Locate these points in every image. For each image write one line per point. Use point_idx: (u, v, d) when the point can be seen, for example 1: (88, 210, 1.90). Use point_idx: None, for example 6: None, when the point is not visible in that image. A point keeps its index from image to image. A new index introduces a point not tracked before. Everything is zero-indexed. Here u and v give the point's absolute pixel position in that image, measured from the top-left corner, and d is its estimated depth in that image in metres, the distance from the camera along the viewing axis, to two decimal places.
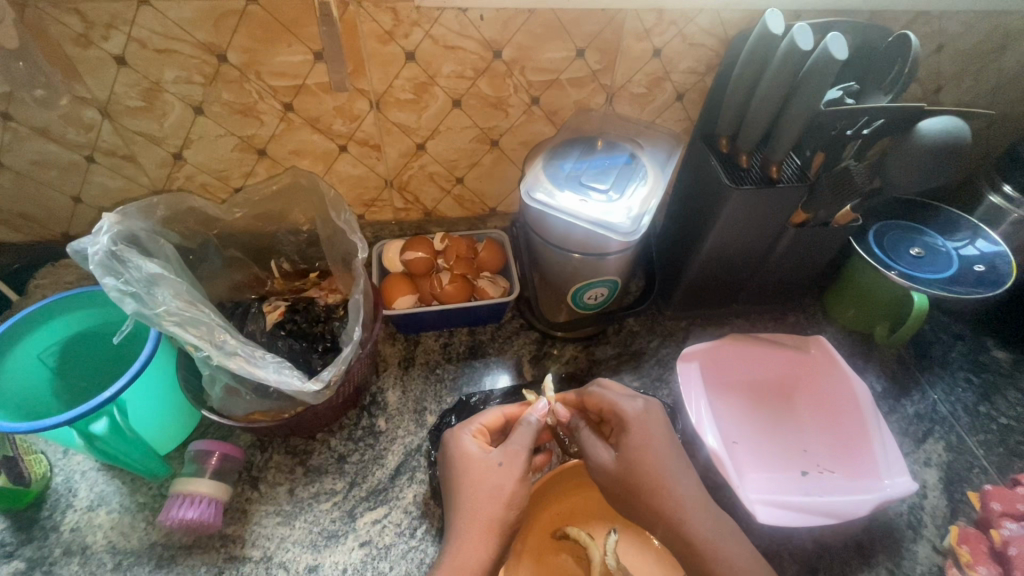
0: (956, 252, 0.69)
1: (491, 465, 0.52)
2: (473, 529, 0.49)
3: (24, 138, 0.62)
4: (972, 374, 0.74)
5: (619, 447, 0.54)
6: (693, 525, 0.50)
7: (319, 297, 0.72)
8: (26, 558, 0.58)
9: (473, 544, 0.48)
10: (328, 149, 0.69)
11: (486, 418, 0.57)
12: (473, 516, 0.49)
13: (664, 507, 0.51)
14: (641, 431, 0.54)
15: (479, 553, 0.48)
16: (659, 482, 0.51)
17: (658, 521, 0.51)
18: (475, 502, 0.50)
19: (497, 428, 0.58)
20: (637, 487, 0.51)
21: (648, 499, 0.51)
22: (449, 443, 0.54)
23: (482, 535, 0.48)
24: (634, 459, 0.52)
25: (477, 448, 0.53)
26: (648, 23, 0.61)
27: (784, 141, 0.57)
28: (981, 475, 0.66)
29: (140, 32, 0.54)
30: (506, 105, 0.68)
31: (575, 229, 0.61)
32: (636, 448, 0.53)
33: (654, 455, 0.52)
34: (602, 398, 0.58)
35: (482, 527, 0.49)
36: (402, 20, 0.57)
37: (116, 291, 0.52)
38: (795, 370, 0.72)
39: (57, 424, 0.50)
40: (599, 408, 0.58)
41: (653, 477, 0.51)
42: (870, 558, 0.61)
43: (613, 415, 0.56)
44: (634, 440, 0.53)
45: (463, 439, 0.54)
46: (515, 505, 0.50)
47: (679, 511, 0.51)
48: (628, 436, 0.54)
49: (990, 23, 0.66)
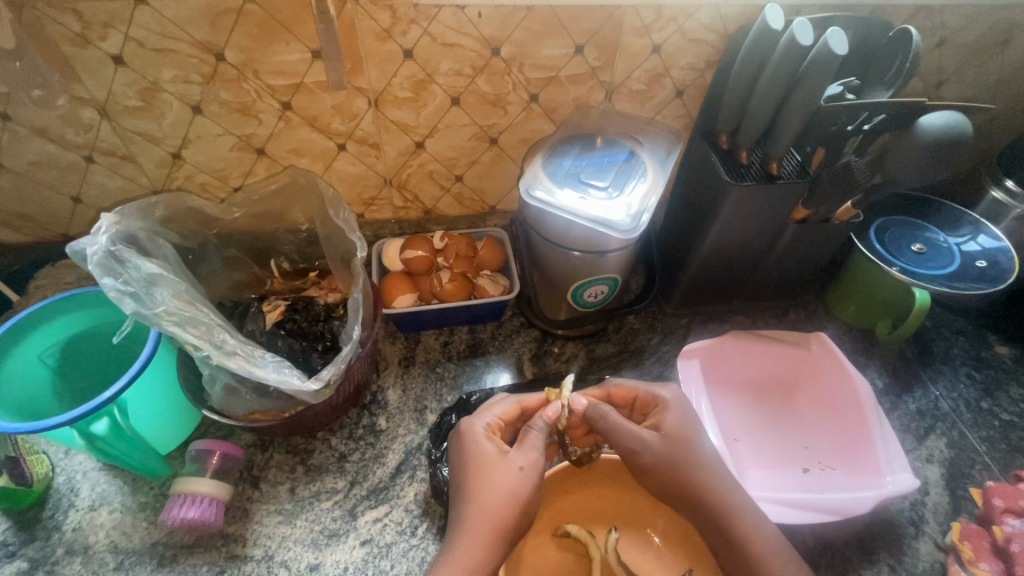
0: (958, 248, 0.68)
1: (507, 468, 0.51)
2: (477, 526, 0.48)
3: (22, 138, 0.62)
4: (974, 370, 0.74)
5: (659, 426, 0.54)
6: (727, 498, 0.51)
7: (319, 296, 0.72)
8: (30, 558, 0.58)
9: (475, 542, 0.48)
10: (327, 148, 0.69)
11: (499, 410, 0.57)
12: (480, 516, 0.49)
13: (696, 488, 0.51)
14: (680, 415, 0.55)
15: (481, 553, 0.47)
16: (698, 458, 0.52)
17: (689, 500, 0.52)
18: (478, 500, 0.50)
19: (512, 420, 0.58)
20: (674, 467, 0.52)
21: (681, 478, 0.52)
22: (467, 438, 0.54)
23: (482, 536, 0.48)
24: (674, 436, 0.53)
25: (492, 447, 0.53)
26: (647, 19, 0.61)
27: (785, 137, 0.57)
28: (984, 471, 0.66)
29: (136, 31, 0.54)
30: (505, 102, 0.68)
31: (575, 227, 0.61)
32: (672, 427, 0.54)
33: (690, 433, 0.54)
34: (638, 394, 0.58)
35: (486, 526, 0.48)
36: (400, 18, 0.57)
37: (114, 292, 0.52)
38: (795, 366, 0.72)
39: (59, 424, 0.50)
40: (629, 400, 0.59)
41: (687, 452, 0.53)
42: (871, 554, 0.61)
43: (653, 412, 0.56)
44: (675, 420, 0.55)
45: (477, 433, 0.54)
46: (519, 499, 0.50)
47: (713, 492, 0.51)
48: (667, 416, 0.55)
49: (992, 17, 0.66)
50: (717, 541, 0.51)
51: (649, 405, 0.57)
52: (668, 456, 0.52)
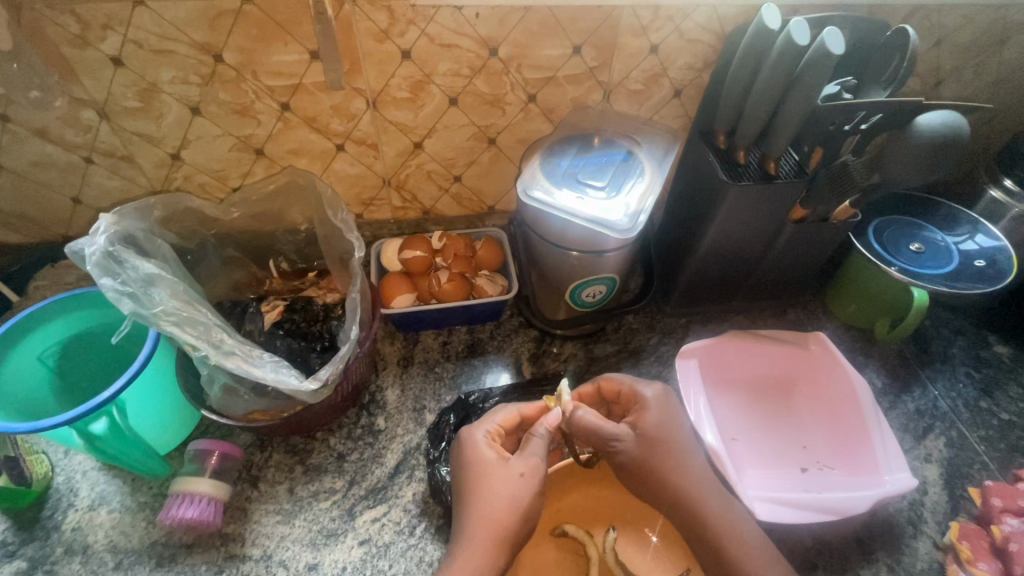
0: (956, 247, 0.68)
1: (508, 477, 0.51)
2: (479, 533, 0.49)
3: (22, 139, 0.62)
4: (973, 369, 0.74)
5: (637, 425, 0.54)
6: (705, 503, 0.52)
7: (318, 296, 0.72)
8: (29, 557, 0.58)
9: (476, 550, 0.48)
10: (326, 148, 0.69)
11: (499, 417, 0.57)
12: (483, 526, 0.49)
13: (675, 489, 0.52)
14: (659, 414, 0.55)
15: (483, 560, 0.48)
16: (678, 460, 0.53)
17: (671, 502, 0.52)
18: (482, 507, 0.50)
19: (511, 427, 0.58)
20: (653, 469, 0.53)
21: (663, 480, 0.52)
22: (467, 447, 0.54)
23: (484, 544, 0.48)
24: (651, 436, 0.54)
25: (492, 454, 0.53)
26: (644, 19, 0.61)
27: (782, 137, 0.57)
28: (982, 470, 0.66)
29: (135, 33, 0.54)
30: (503, 102, 0.68)
31: (572, 227, 0.61)
32: (652, 427, 0.54)
33: (670, 433, 0.54)
34: (623, 387, 0.58)
35: (488, 534, 0.49)
36: (398, 19, 0.57)
37: (112, 292, 0.52)
38: (794, 366, 0.72)
39: (57, 424, 0.50)
40: (616, 392, 0.58)
41: (669, 455, 0.53)
42: (869, 554, 0.61)
43: (636, 408, 0.56)
44: (653, 419, 0.55)
45: (477, 442, 0.54)
46: (518, 507, 0.50)
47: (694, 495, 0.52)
48: (647, 414, 0.55)
49: (990, 17, 0.66)
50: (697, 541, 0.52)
51: (632, 401, 0.57)
52: (645, 458, 0.53)
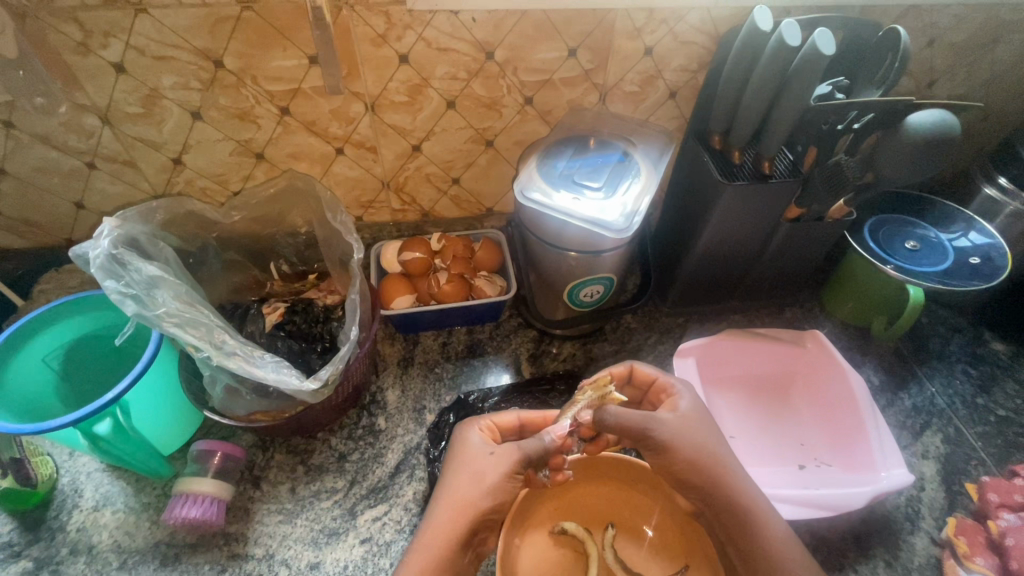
0: (950, 244, 0.69)
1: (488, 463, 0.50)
2: (447, 512, 0.48)
3: (26, 145, 0.63)
4: (969, 367, 0.74)
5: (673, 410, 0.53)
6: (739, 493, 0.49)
7: (318, 298, 0.73)
8: (34, 558, 0.59)
9: (441, 525, 0.47)
10: (325, 152, 0.70)
11: (498, 416, 0.56)
12: (451, 509, 0.48)
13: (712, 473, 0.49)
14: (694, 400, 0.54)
15: (443, 537, 0.47)
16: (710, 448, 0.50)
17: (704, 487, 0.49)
18: (454, 491, 0.49)
19: (509, 430, 0.56)
20: (690, 463, 0.49)
21: (680, 470, 0.50)
22: (457, 428, 0.54)
23: (460, 520, 0.48)
24: (688, 420, 0.52)
25: (479, 440, 0.52)
26: (638, 22, 0.62)
27: (775, 138, 0.58)
28: (980, 466, 0.66)
29: (136, 40, 0.55)
30: (499, 105, 0.69)
31: (569, 228, 0.62)
32: (687, 412, 0.53)
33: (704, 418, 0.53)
34: (659, 378, 0.57)
35: (463, 510, 0.48)
36: (394, 23, 0.58)
37: (116, 294, 0.53)
38: (791, 364, 0.72)
39: (61, 426, 0.51)
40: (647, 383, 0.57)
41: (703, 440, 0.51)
42: (867, 550, 0.62)
43: (669, 399, 0.55)
44: (690, 405, 0.53)
45: (470, 431, 0.53)
46: None
47: (726, 480, 0.49)
48: (682, 400, 0.54)
49: (981, 17, 0.66)
50: (719, 528, 0.49)
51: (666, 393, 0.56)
52: (688, 442, 0.50)
